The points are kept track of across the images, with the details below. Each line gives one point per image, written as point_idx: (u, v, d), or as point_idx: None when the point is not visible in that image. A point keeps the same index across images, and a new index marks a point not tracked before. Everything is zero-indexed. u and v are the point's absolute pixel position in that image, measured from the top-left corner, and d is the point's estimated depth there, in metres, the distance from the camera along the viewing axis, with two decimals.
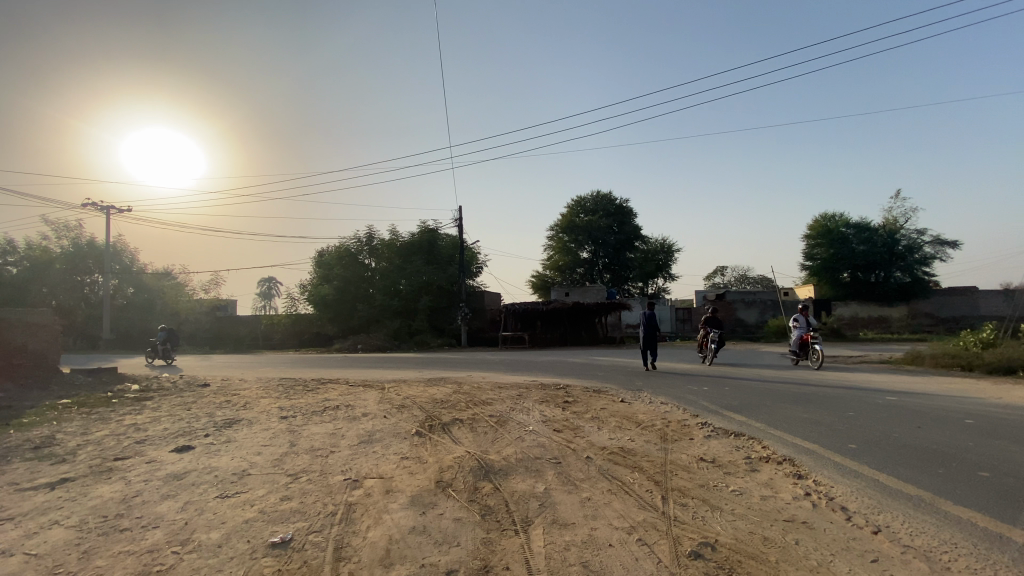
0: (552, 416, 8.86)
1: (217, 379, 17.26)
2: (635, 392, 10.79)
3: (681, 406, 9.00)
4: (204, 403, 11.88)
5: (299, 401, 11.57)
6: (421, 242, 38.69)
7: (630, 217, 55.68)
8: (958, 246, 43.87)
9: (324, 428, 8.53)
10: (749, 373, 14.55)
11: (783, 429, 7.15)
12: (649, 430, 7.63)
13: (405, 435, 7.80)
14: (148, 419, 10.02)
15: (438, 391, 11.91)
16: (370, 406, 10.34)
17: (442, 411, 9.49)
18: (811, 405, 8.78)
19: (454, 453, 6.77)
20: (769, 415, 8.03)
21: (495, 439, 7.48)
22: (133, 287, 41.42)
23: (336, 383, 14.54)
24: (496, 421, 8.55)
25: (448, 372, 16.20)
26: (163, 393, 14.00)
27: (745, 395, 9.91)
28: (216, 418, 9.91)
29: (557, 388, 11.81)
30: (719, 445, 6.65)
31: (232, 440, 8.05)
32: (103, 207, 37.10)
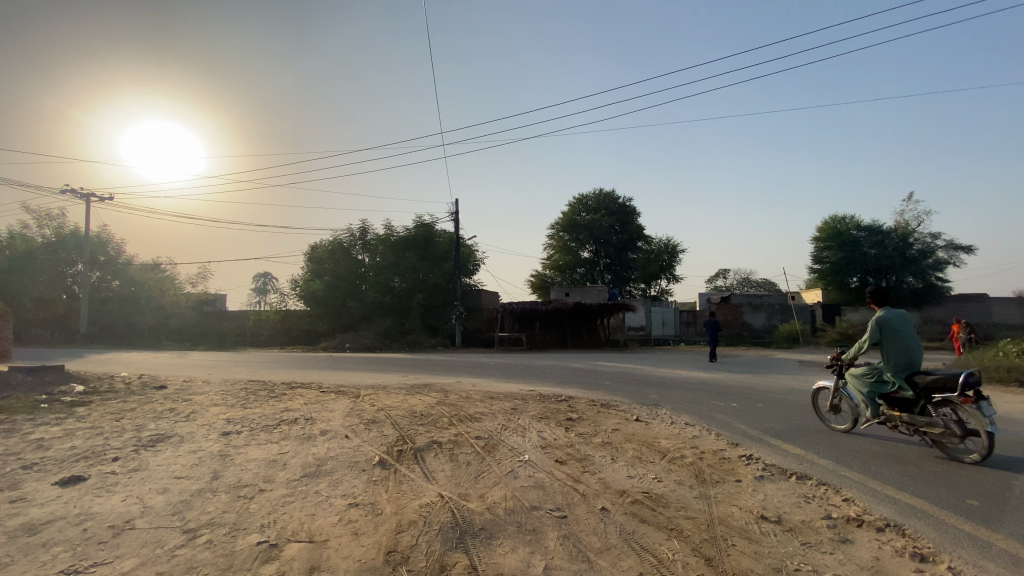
0: (552, 440, 7.06)
1: (179, 381, 15.33)
2: (651, 408, 9.04)
3: (713, 432, 7.19)
4: (142, 411, 10.08)
5: (255, 411, 9.74)
6: (416, 237, 36.81)
7: (633, 216, 53.88)
8: (973, 250, 41.86)
9: (265, 452, 6.75)
10: (775, 385, 12.83)
11: (861, 471, 5.41)
12: (678, 466, 5.89)
13: (363, 466, 6.01)
14: (62, 432, 8.23)
15: (418, 402, 10.12)
16: (333, 421, 8.50)
17: (419, 430, 7.69)
18: (872, 432, 7.04)
19: (423, 499, 5.01)
20: (831, 446, 6.31)
21: (478, 474, 5.71)
22: (118, 279, 39.62)
23: (306, 388, 12.76)
24: (483, 446, 6.76)
25: (437, 378, 14.33)
26: (105, 397, 12.15)
27: (785, 415, 8.20)
28: (143, 433, 8.12)
29: (558, 401, 9.98)
30: (781, 495, 4.91)
31: (143, 467, 6.28)
32: (81, 194, 35.13)
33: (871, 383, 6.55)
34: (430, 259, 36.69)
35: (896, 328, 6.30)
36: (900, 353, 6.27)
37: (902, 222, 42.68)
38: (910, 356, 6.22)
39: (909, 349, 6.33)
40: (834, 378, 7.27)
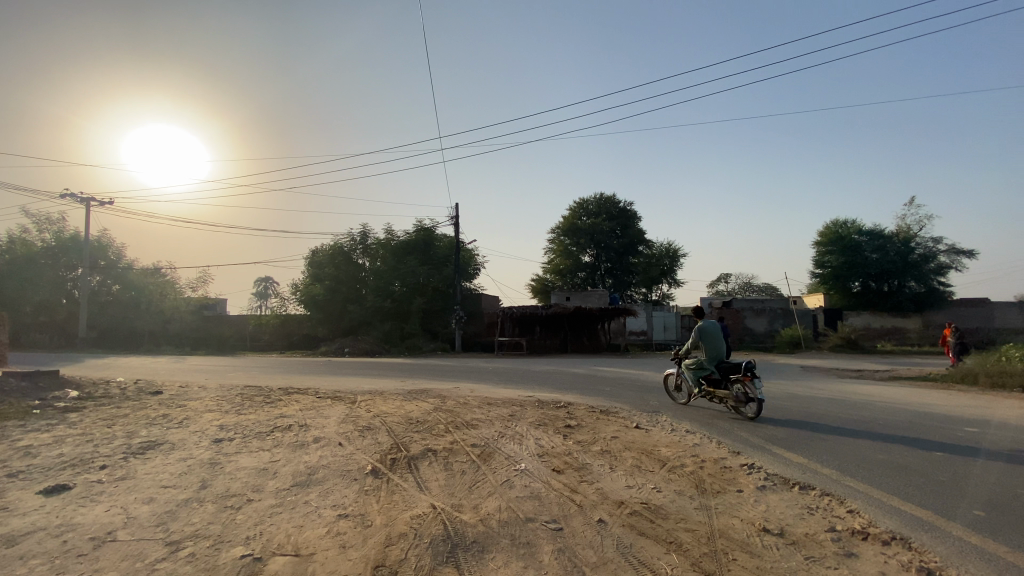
0: (550, 448, 6.91)
1: (175, 386, 15.19)
2: (652, 415, 8.89)
3: (714, 439, 7.04)
4: (135, 418, 9.94)
5: (249, 417, 9.61)
6: (417, 242, 36.74)
7: (634, 220, 53.79)
8: (974, 255, 41.63)
9: (256, 460, 6.60)
10: (777, 390, 12.66)
11: (866, 480, 5.27)
12: (678, 475, 5.74)
13: (355, 475, 5.87)
14: (52, 439, 8.10)
15: (414, 408, 9.98)
16: (327, 428, 8.35)
17: (415, 437, 7.55)
18: (877, 439, 6.88)
19: (415, 509, 4.87)
20: (833, 454, 6.17)
21: (472, 484, 5.57)
22: (118, 283, 39.55)
23: (303, 393, 12.61)
24: (479, 454, 6.62)
25: (435, 383, 14.19)
26: (98, 403, 12.02)
27: (787, 422, 8.04)
28: (133, 440, 7.98)
29: (557, 407, 9.82)
30: (784, 506, 4.76)
31: (130, 476, 6.14)
32: (81, 199, 35.11)
33: (697, 372, 9.19)
34: (431, 263, 36.60)
35: (710, 332, 8.89)
36: (711, 349, 8.95)
37: (903, 226, 42.50)
38: (718, 350, 8.92)
39: (717, 344, 9.02)
40: (675, 367, 9.90)
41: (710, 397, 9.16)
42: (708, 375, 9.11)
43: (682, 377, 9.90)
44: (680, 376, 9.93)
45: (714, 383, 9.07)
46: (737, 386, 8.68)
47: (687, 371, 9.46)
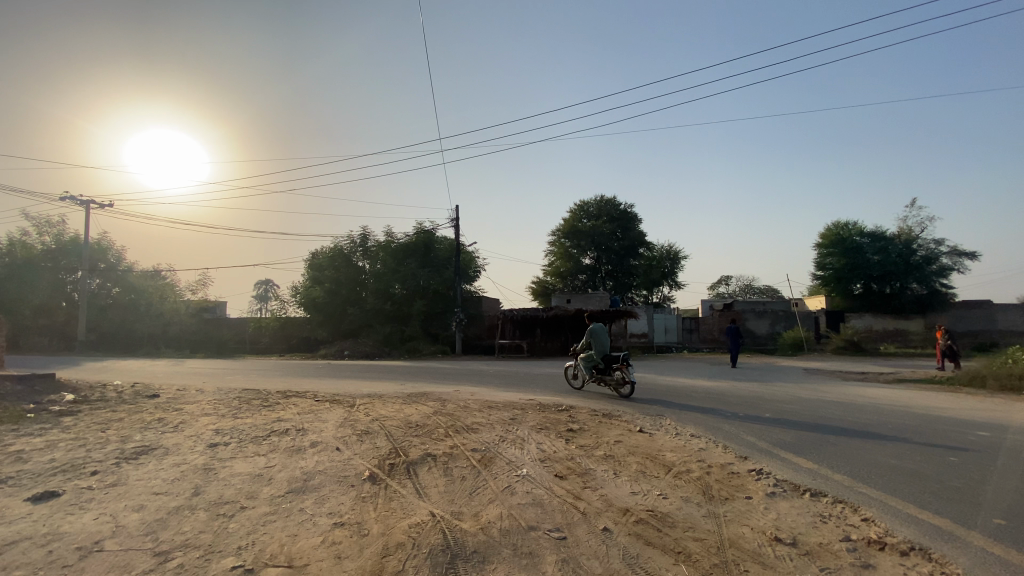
0: (552, 453, 6.74)
1: (173, 390, 15.02)
2: (655, 419, 8.73)
3: (720, 444, 6.87)
4: (131, 421, 9.78)
5: (246, 421, 9.45)
6: (417, 244, 36.57)
7: (634, 222, 53.66)
8: (978, 256, 41.37)
9: (251, 466, 6.44)
10: (782, 393, 12.48)
11: (879, 486, 5.11)
12: (686, 481, 5.57)
13: (352, 481, 5.70)
14: (45, 444, 7.95)
15: (413, 412, 9.82)
16: (325, 432, 8.18)
17: (414, 442, 7.38)
18: (887, 444, 6.72)
19: (413, 518, 4.70)
20: (845, 459, 6.00)
21: (473, 490, 5.40)
22: (118, 286, 39.38)
23: (301, 397, 12.43)
24: (479, 460, 6.45)
25: (435, 387, 14.00)
26: (94, 406, 11.87)
27: (794, 426, 7.89)
28: (127, 445, 7.84)
29: (559, 411, 9.64)
30: (796, 514, 4.60)
31: (121, 483, 5.98)
32: (80, 201, 34.96)
33: (590, 363, 12.11)
34: (431, 266, 36.47)
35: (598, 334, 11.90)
36: (600, 345, 11.94)
37: (905, 228, 42.25)
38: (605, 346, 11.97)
39: (604, 341, 12.02)
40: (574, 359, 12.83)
41: (598, 381, 12.21)
42: (598, 365, 12.13)
43: (578, 366, 12.84)
44: (576, 365, 12.86)
45: (602, 370, 12.10)
46: (617, 371, 11.80)
47: (581, 362, 12.42)
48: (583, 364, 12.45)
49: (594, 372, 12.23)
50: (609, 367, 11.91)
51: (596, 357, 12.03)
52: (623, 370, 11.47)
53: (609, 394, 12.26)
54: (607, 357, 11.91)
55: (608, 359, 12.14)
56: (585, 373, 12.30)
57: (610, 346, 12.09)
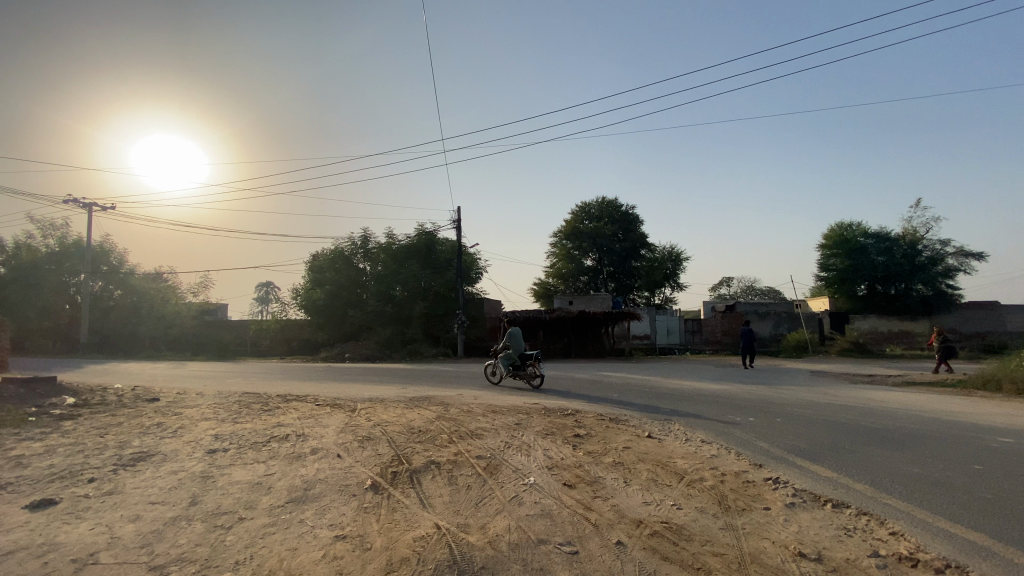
0: (559, 460, 6.55)
1: (174, 393, 14.83)
2: (663, 423, 8.54)
3: (733, 450, 6.67)
4: (129, 426, 9.59)
5: (246, 426, 9.26)
6: (419, 246, 36.42)
7: (636, 224, 53.46)
8: (983, 257, 41.07)
9: (251, 473, 6.25)
10: (790, 397, 12.27)
11: (903, 497, 4.90)
12: (699, 490, 5.38)
13: (354, 491, 5.51)
14: (41, 449, 7.76)
15: (416, 417, 9.62)
16: (326, 438, 7.99)
17: (417, 448, 7.18)
18: (904, 450, 6.53)
19: (418, 530, 4.51)
20: (863, 467, 5.80)
21: (479, 500, 5.21)
22: (121, 288, 39.19)
23: (302, 401, 12.24)
24: (485, 467, 6.26)
25: (438, 390, 13.81)
26: (94, 410, 11.70)
27: (807, 431, 7.70)
28: (125, 450, 7.66)
29: (565, 415, 9.44)
30: (818, 527, 4.41)
31: (117, 491, 5.80)
32: (83, 203, 34.83)
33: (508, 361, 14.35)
34: (432, 267, 36.33)
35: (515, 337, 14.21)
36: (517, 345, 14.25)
37: (910, 229, 41.98)
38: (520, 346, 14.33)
39: (519, 342, 14.34)
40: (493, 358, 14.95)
41: (514, 374, 14.50)
42: (515, 362, 14.46)
43: (497, 363, 15.01)
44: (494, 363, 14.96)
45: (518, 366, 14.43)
46: (530, 367, 14.24)
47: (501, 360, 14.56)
48: (502, 361, 14.69)
49: (511, 368, 14.51)
50: (524, 363, 14.31)
51: (512, 355, 14.35)
52: (534, 366, 13.96)
53: (523, 386, 14.66)
54: (522, 355, 14.30)
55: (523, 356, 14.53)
56: (503, 369, 14.53)
57: (526, 345, 14.50)
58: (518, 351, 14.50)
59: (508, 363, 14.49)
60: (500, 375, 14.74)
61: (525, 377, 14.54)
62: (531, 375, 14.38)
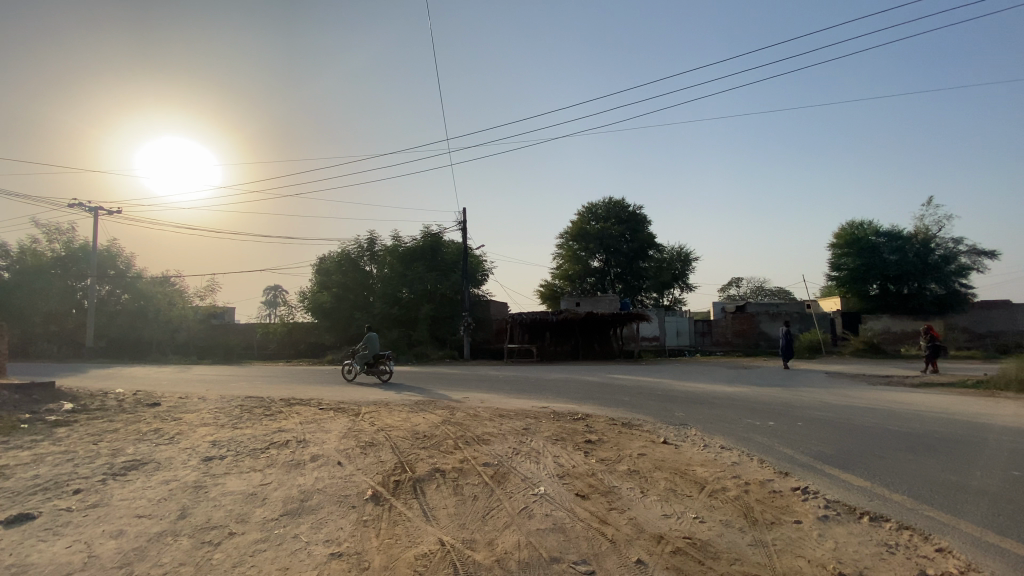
0: (571, 468, 6.19)
1: (175, 398, 14.59)
2: (679, 429, 8.14)
3: (755, 458, 6.28)
4: (125, 433, 9.32)
5: (245, 432, 8.97)
6: (424, 248, 36.19)
7: (643, 224, 52.94)
8: (997, 256, 40.23)
9: (245, 483, 5.94)
10: (808, 399, 11.81)
11: (948, 509, 4.49)
12: (723, 501, 5.01)
13: (353, 502, 5.17)
14: (32, 458, 7.51)
15: (421, 421, 9.30)
16: (327, 445, 7.66)
17: (421, 455, 6.85)
18: (939, 456, 6.11)
19: (419, 547, 4.17)
20: (898, 475, 5.39)
21: (486, 513, 4.85)
22: (127, 293, 39.24)
23: (304, 405, 11.94)
24: (492, 476, 5.91)
25: (443, 393, 13.47)
26: (92, 417, 11.45)
27: (831, 435, 7.29)
28: (117, 458, 7.38)
29: (575, 420, 9.06)
30: (856, 543, 4.02)
31: (104, 503, 5.51)
32: (87, 207, 34.82)
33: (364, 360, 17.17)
34: (438, 270, 36.04)
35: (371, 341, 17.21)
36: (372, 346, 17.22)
37: (922, 227, 41.15)
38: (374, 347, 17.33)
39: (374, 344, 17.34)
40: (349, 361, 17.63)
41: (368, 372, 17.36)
42: (370, 361, 17.39)
43: (352, 363, 17.74)
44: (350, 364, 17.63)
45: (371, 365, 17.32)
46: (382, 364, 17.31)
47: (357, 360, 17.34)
48: (357, 360, 17.48)
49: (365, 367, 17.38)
50: (376, 362, 17.35)
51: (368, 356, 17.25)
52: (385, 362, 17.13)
53: (375, 381, 17.66)
54: (376, 356, 17.30)
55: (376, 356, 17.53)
56: (357, 367, 17.32)
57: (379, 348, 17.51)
58: (372, 352, 17.43)
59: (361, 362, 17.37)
60: (354, 373, 17.50)
61: (377, 373, 17.53)
62: (383, 371, 17.50)
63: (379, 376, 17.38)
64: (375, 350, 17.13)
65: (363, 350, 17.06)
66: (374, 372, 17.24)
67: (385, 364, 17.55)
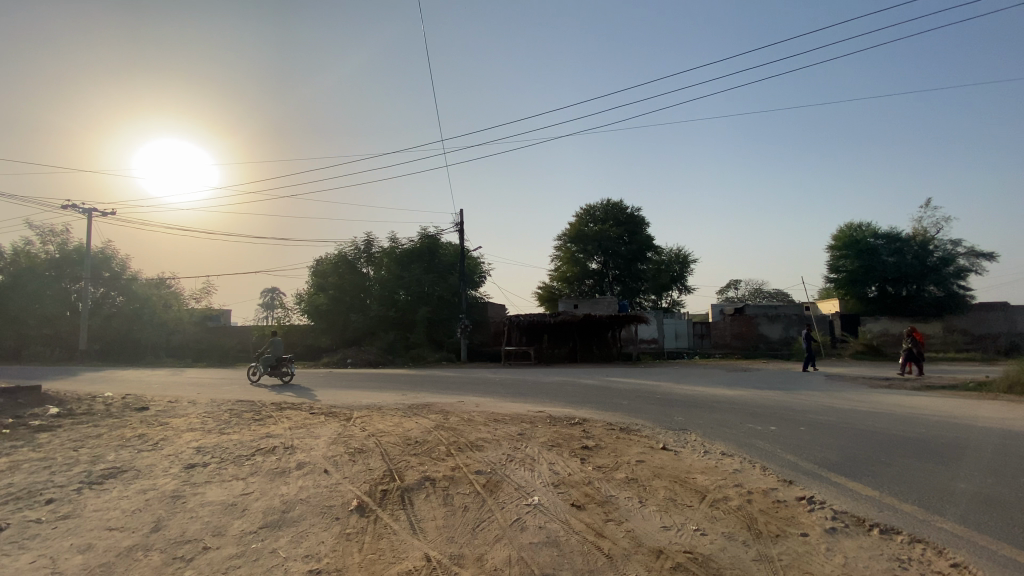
0: (566, 475, 5.95)
1: (164, 402, 14.31)
2: (678, 434, 7.92)
3: (759, 466, 6.04)
4: (110, 439, 9.06)
5: (232, 437, 8.72)
6: (422, 250, 35.94)
7: (641, 226, 52.77)
8: (995, 257, 40.05)
9: (226, 492, 5.69)
10: (809, 402, 11.60)
11: (964, 521, 4.25)
12: (726, 512, 4.77)
13: (337, 513, 4.93)
14: (7, 466, 7.24)
15: (413, 426, 9.04)
16: (315, 451, 7.41)
17: (411, 462, 6.59)
18: (948, 462, 5.87)
19: (404, 564, 3.93)
20: (908, 483, 5.15)
21: (477, 526, 4.60)
22: (122, 295, 38.89)
23: (295, 410, 11.70)
24: (485, 484, 5.67)
25: (438, 397, 13.24)
26: (77, 421, 11.18)
27: (835, 441, 7.06)
28: (96, 466, 7.12)
29: (571, 425, 8.84)
30: (867, 558, 3.79)
31: (75, 514, 5.24)
32: (81, 209, 34.51)
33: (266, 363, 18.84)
34: (436, 272, 35.82)
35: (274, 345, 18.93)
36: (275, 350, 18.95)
37: (921, 229, 40.98)
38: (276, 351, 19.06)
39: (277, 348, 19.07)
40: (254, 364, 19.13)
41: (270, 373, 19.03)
42: (272, 364, 19.11)
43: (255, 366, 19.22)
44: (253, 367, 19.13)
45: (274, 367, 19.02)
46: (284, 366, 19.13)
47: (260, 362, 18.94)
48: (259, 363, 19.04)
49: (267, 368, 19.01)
50: (278, 364, 19.13)
51: (270, 358, 19.02)
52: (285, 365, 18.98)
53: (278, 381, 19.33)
54: (277, 358, 19.06)
55: (279, 359, 19.29)
56: (261, 370, 18.89)
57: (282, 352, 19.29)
58: (275, 355, 19.14)
59: (264, 364, 19.07)
60: (257, 375, 19.13)
61: (280, 374, 19.24)
62: (284, 372, 19.26)
63: (280, 377, 19.10)
64: (278, 353, 18.95)
65: (266, 353, 18.80)
66: (276, 373, 18.97)
67: (287, 365, 19.34)
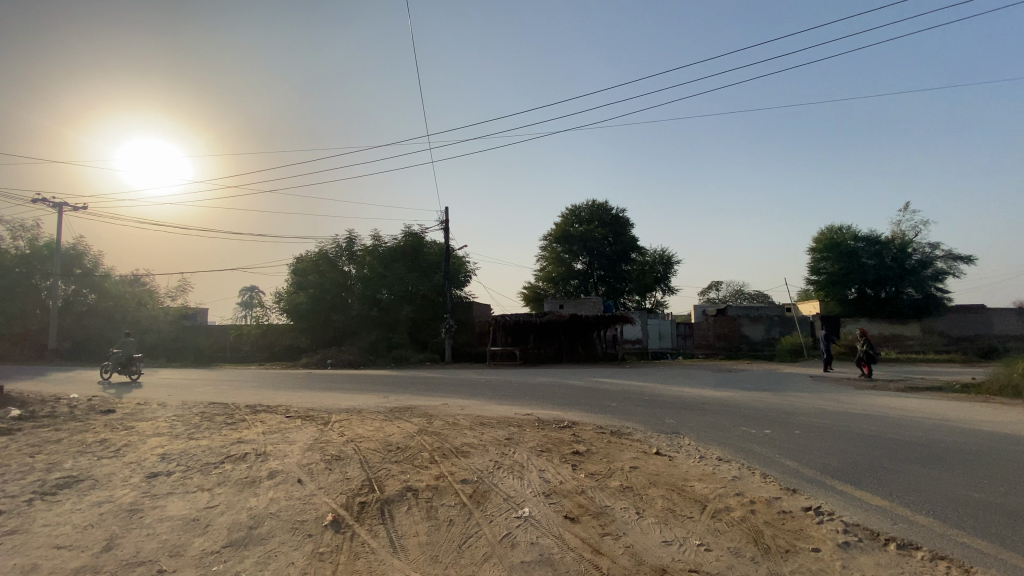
0: (558, 484, 5.60)
1: (133, 404, 13.63)
2: (671, 438, 7.63)
3: (759, 473, 5.75)
4: (69, 444, 8.46)
5: (200, 443, 8.18)
6: (405, 248, 35.39)
7: (626, 227, 52.77)
8: (971, 261, 40.81)
9: (190, 505, 5.22)
10: (798, 404, 11.46)
11: (985, 536, 3.99)
12: (730, 525, 4.46)
13: (310, 529, 4.50)
14: None
15: (395, 430, 8.61)
16: (289, 458, 6.95)
17: (392, 471, 6.16)
18: (953, 469, 5.66)
19: None
20: (918, 492, 4.92)
21: (464, 543, 4.22)
22: (95, 293, 37.48)
23: (270, 413, 11.15)
24: (471, 495, 5.29)
25: (421, 399, 12.80)
26: (36, 425, 10.49)
27: (834, 445, 6.83)
28: (49, 474, 6.55)
29: (560, 429, 8.49)
30: None
31: (20, 530, 4.73)
32: (50, 203, 33.18)
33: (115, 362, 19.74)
34: (419, 270, 35.29)
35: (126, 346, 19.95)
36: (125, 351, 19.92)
37: (899, 232, 41.61)
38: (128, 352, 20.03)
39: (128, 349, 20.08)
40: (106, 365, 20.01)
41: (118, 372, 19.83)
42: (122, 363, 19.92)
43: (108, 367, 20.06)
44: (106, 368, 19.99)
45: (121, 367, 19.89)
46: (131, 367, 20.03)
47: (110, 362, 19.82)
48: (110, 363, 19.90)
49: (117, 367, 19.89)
50: (128, 363, 19.97)
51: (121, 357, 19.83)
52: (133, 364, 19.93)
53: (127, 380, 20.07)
54: (128, 357, 19.93)
55: (129, 359, 20.12)
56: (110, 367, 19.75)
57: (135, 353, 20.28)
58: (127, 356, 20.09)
59: (113, 364, 19.80)
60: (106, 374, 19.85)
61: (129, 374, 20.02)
62: (133, 371, 20.06)
63: (129, 374, 19.87)
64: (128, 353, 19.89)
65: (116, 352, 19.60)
66: (125, 372, 19.71)
67: (136, 366, 20.17)
